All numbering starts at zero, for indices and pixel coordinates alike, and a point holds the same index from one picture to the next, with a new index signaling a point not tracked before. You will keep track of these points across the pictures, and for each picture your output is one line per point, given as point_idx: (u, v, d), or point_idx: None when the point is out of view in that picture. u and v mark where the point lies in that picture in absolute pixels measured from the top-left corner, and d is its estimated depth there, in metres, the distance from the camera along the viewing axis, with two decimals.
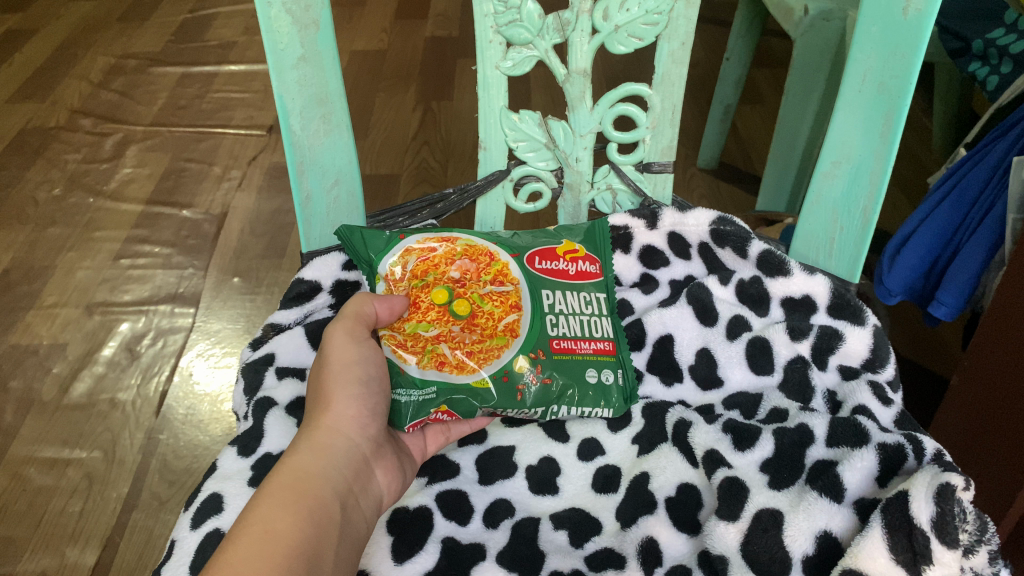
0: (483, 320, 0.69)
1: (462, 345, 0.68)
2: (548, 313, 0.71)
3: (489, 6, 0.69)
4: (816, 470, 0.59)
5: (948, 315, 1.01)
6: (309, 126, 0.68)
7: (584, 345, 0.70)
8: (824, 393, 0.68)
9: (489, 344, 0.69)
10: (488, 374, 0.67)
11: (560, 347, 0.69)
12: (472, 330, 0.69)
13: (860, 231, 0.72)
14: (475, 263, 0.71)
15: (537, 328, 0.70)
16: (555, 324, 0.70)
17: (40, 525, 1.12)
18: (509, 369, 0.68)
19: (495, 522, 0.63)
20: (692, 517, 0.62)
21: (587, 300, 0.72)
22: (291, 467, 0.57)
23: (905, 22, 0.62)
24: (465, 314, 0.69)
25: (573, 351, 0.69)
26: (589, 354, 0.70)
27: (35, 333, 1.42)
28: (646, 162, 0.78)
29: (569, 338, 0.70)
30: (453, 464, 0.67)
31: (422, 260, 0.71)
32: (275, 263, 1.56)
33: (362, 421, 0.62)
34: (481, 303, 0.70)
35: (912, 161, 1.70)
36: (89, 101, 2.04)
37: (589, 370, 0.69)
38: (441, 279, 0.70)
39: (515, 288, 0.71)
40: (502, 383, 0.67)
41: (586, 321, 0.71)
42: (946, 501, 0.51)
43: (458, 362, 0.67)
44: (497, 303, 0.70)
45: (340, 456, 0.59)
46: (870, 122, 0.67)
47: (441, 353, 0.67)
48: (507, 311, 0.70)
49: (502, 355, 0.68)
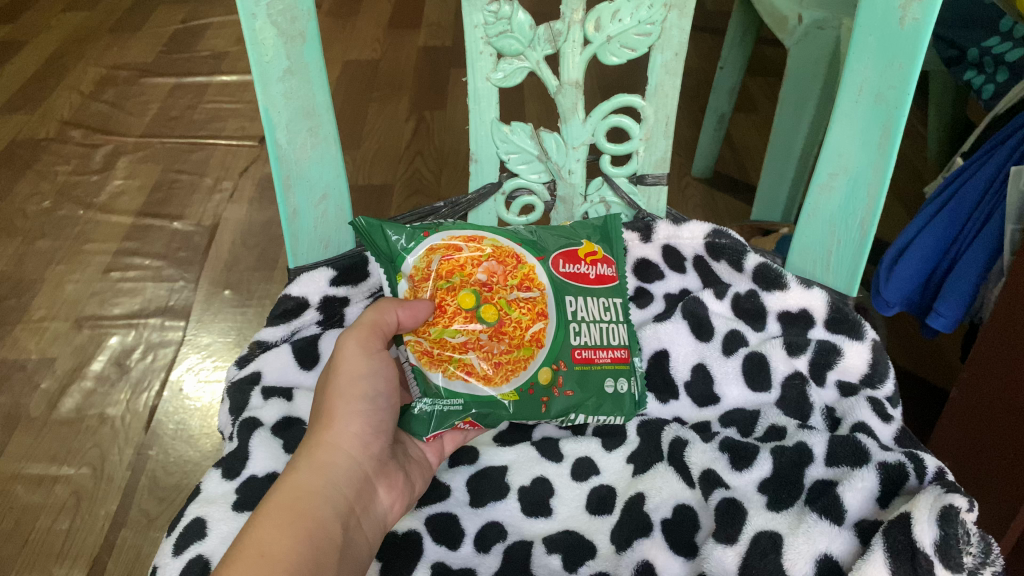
0: (511, 329, 0.68)
1: (490, 355, 0.67)
2: (571, 323, 0.69)
3: (480, 17, 0.68)
4: (816, 491, 0.58)
5: (946, 326, 0.99)
6: (296, 139, 0.67)
7: (602, 354, 0.69)
8: (822, 409, 0.67)
9: (517, 355, 0.67)
10: (513, 387, 0.66)
11: (581, 357, 0.68)
12: (500, 339, 0.67)
13: (858, 243, 0.71)
14: (503, 266, 0.69)
15: (559, 337, 0.68)
16: (577, 333, 0.69)
17: (27, 544, 1.10)
18: (535, 381, 0.67)
19: (487, 546, 0.61)
20: (689, 540, 0.60)
21: (603, 306, 0.71)
22: (289, 487, 0.55)
23: (902, 32, 0.61)
24: (493, 321, 0.67)
25: (592, 361, 0.69)
26: (607, 364, 0.69)
27: (23, 348, 1.40)
28: (640, 174, 0.76)
29: (589, 346, 0.69)
30: (443, 486, 0.65)
31: (447, 260, 0.68)
32: (266, 275, 1.55)
33: (366, 436, 0.60)
34: (508, 310, 0.68)
35: (908, 170, 1.69)
36: (79, 112, 2.02)
37: (607, 380, 0.68)
38: (467, 282, 0.68)
39: (541, 293, 0.69)
40: (527, 397, 0.67)
41: (605, 329, 0.70)
42: (949, 524, 0.49)
43: (486, 374, 0.66)
44: (524, 310, 0.68)
45: (340, 474, 0.57)
46: (867, 133, 0.66)
47: (469, 362, 0.66)
48: (533, 320, 0.68)
49: (529, 367, 0.67)
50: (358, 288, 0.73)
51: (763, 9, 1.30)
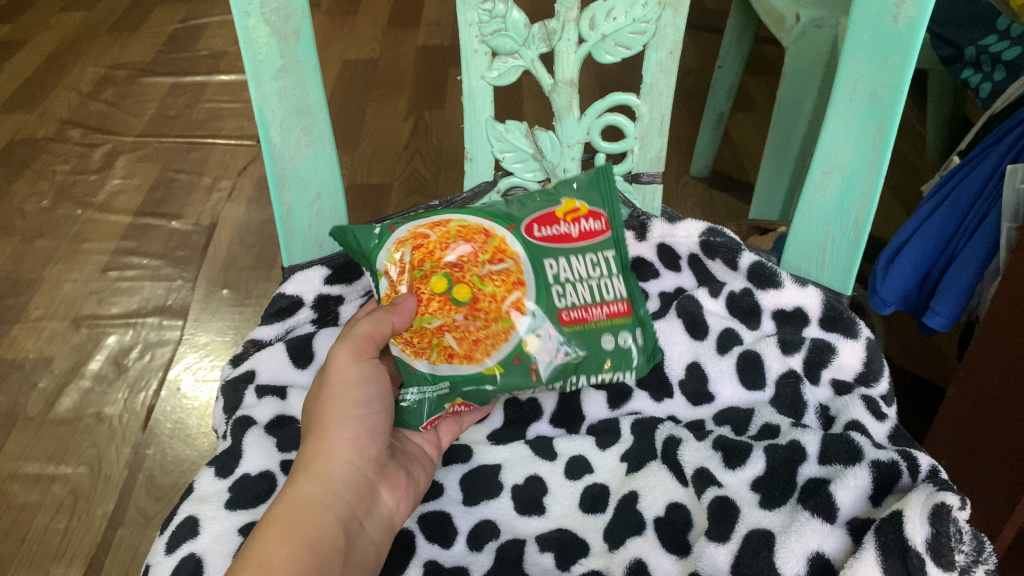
0: (486, 304, 0.66)
1: (468, 334, 0.66)
2: (553, 283, 0.68)
3: (474, 15, 0.68)
4: (807, 490, 0.58)
5: (942, 325, 0.99)
6: (290, 137, 0.67)
7: (596, 311, 0.68)
8: (817, 408, 0.67)
9: (496, 328, 0.66)
10: (496, 360, 0.66)
11: (570, 318, 0.67)
12: (476, 317, 0.66)
13: (852, 241, 0.71)
14: (472, 245, 0.67)
15: (544, 300, 0.67)
16: (561, 295, 0.68)
17: (24, 542, 1.10)
18: (519, 351, 0.66)
19: (479, 544, 0.61)
20: (681, 538, 0.60)
21: (596, 260, 0.69)
22: (292, 497, 0.55)
23: (896, 30, 0.61)
24: (466, 300, 0.66)
25: (585, 320, 0.68)
26: (603, 320, 0.68)
27: (22, 347, 1.40)
28: (635, 172, 0.76)
29: (577, 307, 0.68)
30: (437, 485, 0.65)
31: (417, 248, 0.67)
32: (264, 275, 1.55)
33: (362, 438, 0.60)
34: (481, 286, 0.66)
35: (906, 169, 1.69)
36: (78, 111, 2.03)
37: (605, 337, 0.68)
38: (438, 267, 0.66)
39: (514, 263, 0.67)
40: (514, 366, 0.66)
41: (595, 286, 0.68)
42: (941, 522, 0.50)
43: (467, 353, 0.65)
44: (499, 282, 0.67)
45: (340, 480, 0.57)
46: (862, 130, 0.66)
47: (449, 345, 0.65)
48: (508, 290, 0.67)
49: (510, 338, 0.66)
50: (353, 287, 0.73)
51: (761, 8, 1.30)
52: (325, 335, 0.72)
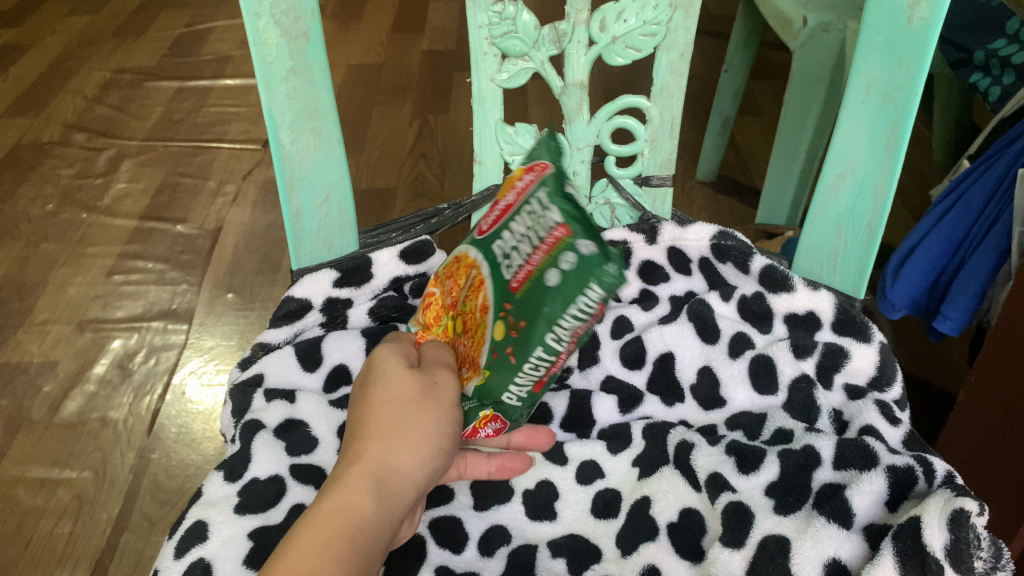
0: (472, 323, 0.59)
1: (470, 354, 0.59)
2: (501, 261, 0.56)
3: (485, 17, 0.68)
4: (823, 495, 0.57)
5: (953, 330, 0.99)
6: (299, 140, 0.67)
7: (536, 256, 0.53)
8: (830, 413, 0.67)
9: (478, 335, 0.58)
10: (484, 362, 0.57)
11: (516, 283, 0.54)
12: (470, 338, 0.59)
13: (865, 245, 0.70)
14: (454, 282, 0.63)
15: (497, 284, 0.56)
16: (507, 264, 0.56)
17: (29, 547, 1.10)
18: (495, 342, 0.56)
19: (491, 549, 0.61)
20: (695, 545, 0.59)
21: (534, 205, 0.55)
22: (341, 506, 0.48)
23: (910, 32, 0.60)
24: (461, 331, 0.62)
25: (529, 273, 0.53)
26: (542, 258, 0.53)
27: (26, 351, 1.40)
28: (645, 175, 0.75)
29: (519, 268, 0.54)
30: (505, 530, 0.62)
31: (430, 307, 0.65)
32: (269, 279, 1.55)
33: (431, 462, 0.54)
34: (466, 308, 0.60)
35: (913, 175, 1.69)
36: (83, 115, 2.03)
37: (550, 271, 0.52)
38: (443, 313, 0.64)
39: (478, 267, 0.59)
40: (496, 357, 0.56)
41: (532, 229, 0.54)
42: (961, 528, 0.49)
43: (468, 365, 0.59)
44: (472, 296, 0.59)
45: (400, 499, 0.51)
46: (875, 131, 0.65)
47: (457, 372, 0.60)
48: (478, 292, 0.58)
49: (488, 335, 0.57)
50: (362, 290, 0.73)
51: (767, 11, 1.29)
52: (334, 339, 0.71)
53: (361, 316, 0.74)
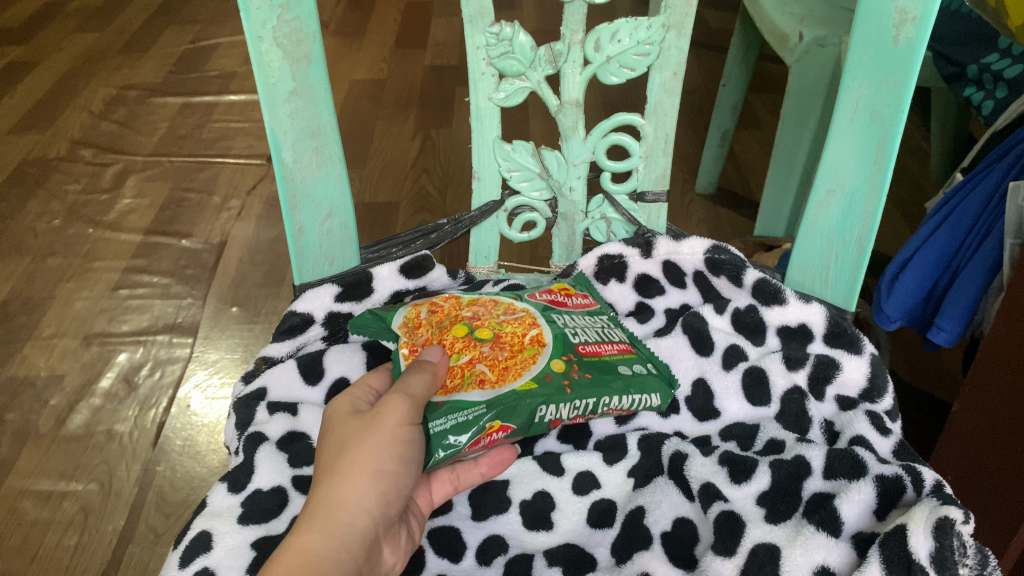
0: (509, 338, 0.69)
1: (496, 361, 0.68)
2: (568, 331, 0.71)
3: (482, 39, 0.70)
4: (812, 504, 0.59)
5: (948, 341, 1.00)
6: (301, 158, 0.68)
7: (607, 347, 0.71)
8: (821, 423, 0.68)
9: (520, 357, 0.68)
10: (529, 377, 0.67)
11: (587, 350, 0.70)
12: (502, 347, 0.69)
13: (855, 257, 0.71)
14: (485, 307, 0.72)
15: (558, 338, 0.70)
16: (575, 334, 0.71)
17: (35, 559, 1.11)
18: (549, 370, 0.67)
19: (488, 559, 0.62)
20: (689, 554, 0.61)
21: (599, 321, 0.73)
22: (299, 548, 0.48)
23: (896, 50, 0.62)
24: (489, 337, 0.69)
25: (599, 353, 0.70)
26: (615, 355, 0.70)
27: (33, 364, 1.42)
28: (639, 191, 0.77)
29: (592, 342, 0.70)
30: (502, 539, 0.63)
31: (434, 310, 0.72)
32: (273, 292, 1.56)
33: (385, 488, 0.53)
34: (501, 327, 0.70)
35: (911, 186, 1.70)
36: (90, 131, 2.05)
37: (622, 365, 0.69)
38: (457, 319, 0.71)
39: (527, 313, 0.72)
40: (546, 381, 0.66)
41: (602, 330, 0.72)
42: (944, 536, 0.50)
43: (498, 376, 0.66)
44: (516, 324, 0.70)
45: (354, 533, 0.51)
46: (864, 147, 0.67)
47: (477, 372, 0.67)
48: (527, 329, 0.70)
49: (536, 364, 0.68)
50: (362, 304, 0.75)
51: (762, 25, 1.31)
52: (335, 352, 0.73)
53: None
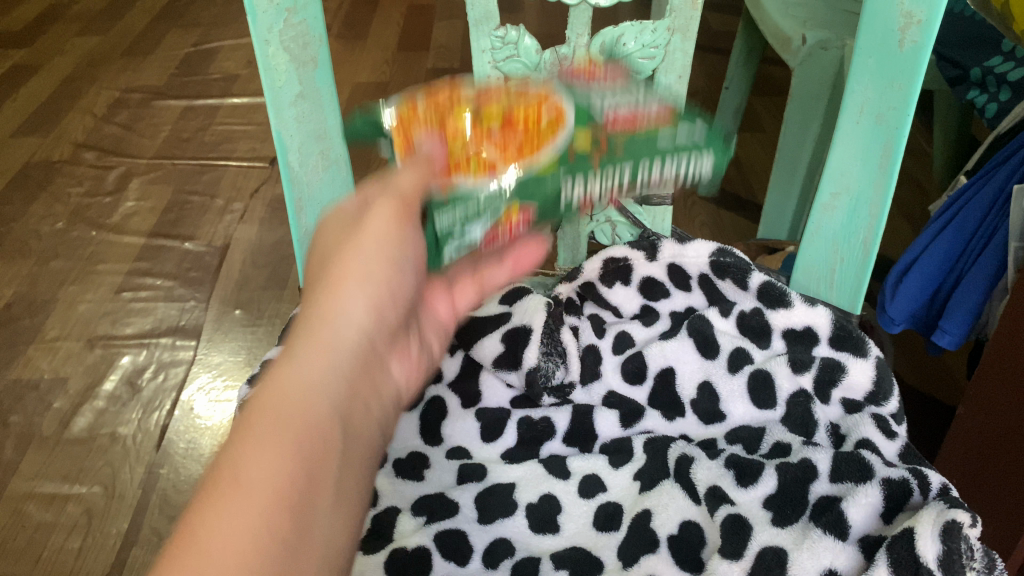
0: (522, 117, 0.58)
1: (507, 144, 0.57)
2: (592, 100, 0.59)
3: (487, 42, 0.70)
4: (819, 507, 0.59)
5: (953, 344, 1.00)
6: (307, 162, 0.68)
7: (644, 115, 0.58)
8: (827, 426, 0.68)
9: (536, 136, 0.57)
10: (550, 157, 0.55)
11: (616, 119, 0.57)
12: (513, 129, 0.57)
13: (861, 261, 0.72)
14: (498, 91, 0.61)
15: (577, 109, 0.58)
16: (602, 103, 0.59)
17: (39, 562, 1.11)
18: (574, 147, 0.56)
19: (495, 562, 0.62)
20: (695, 556, 0.61)
21: (632, 89, 0.61)
22: (282, 381, 0.48)
23: (901, 54, 0.62)
24: (499, 119, 0.59)
25: (635, 121, 0.57)
26: (653, 123, 0.57)
27: (36, 367, 1.42)
28: (645, 194, 0.78)
29: (624, 110, 0.58)
30: (508, 542, 0.63)
31: (435, 101, 0.61)
32: (276, 295, 1.57)
33: (376, 304, 0.54)
34: (513, 107, 0.59)
35: (914, 189, 1.70)
36: (92, 134, 2.05)
37: (662, 135, 0.57)
38: (463, 103, 0.61)
39: (546, 91, 0.61)
40: (569, 162, 0.55)
41: (637, 98, 0.59)
42: (953, 539, 0.50)
43: (508, 158, 0.56)
44: (532, 102, 0.59)
45: (344, 355, 0.52)
46: (868, 152, 0.67)
47: (483, 158, 0.56)
48: (544, 103, 0.59)
49: (556, 140, 0.56)
50: None
51: (765, 28, 1.31)
52: None
53: None
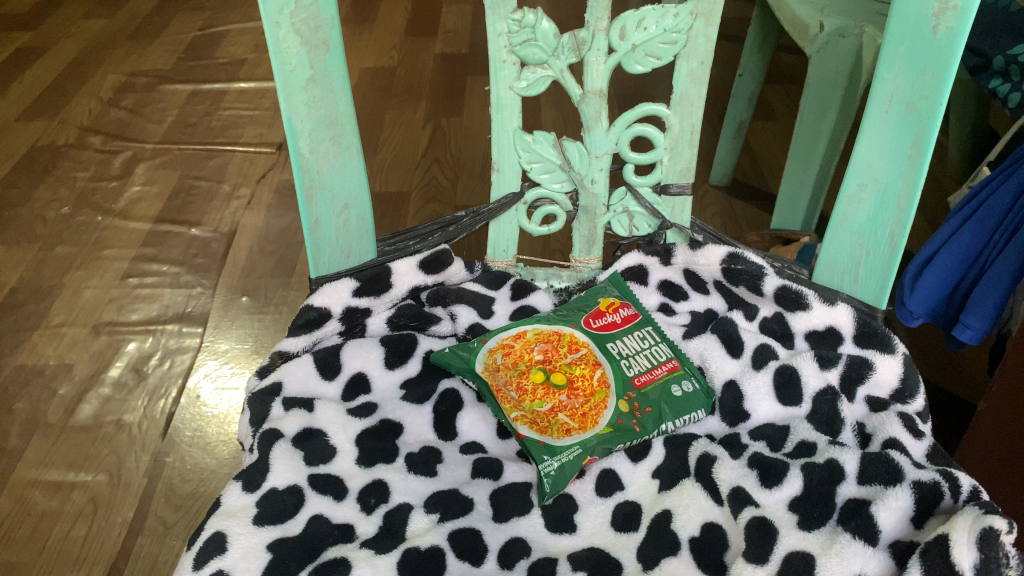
0: (581, 384, 0.70)
1: (575, 410, 0.69)
2: (622, 362, 0.71)
3: (504, 25, 0.67)
4: (847, 511, 0.57)
5: (973, 338, 0.97)
6: (318, 149, 0.66)
7: (658, 371, 0.71)
8: (853, 425, 0.66)
9: (594, 402, 0.69)
10: (606, 422, 0.68)
11: (642, 382, 0.70)
12: (576, 395, 0.69)
13: (887, 256, 0.69)
14: (551, 344, 0.72)
15: (617, 375, 0.71)
16: (629, 365, 0.71)
17: (44, 550, 1.10)
18: (620, 413, 0.69)
19: (511, 562, 0.60)
20: (718, 559, 0.59)
21: (644, 338, 0.73)
22: None
23: (935, 41, 0.60)
24: (563, 383, 0.70)
25: (653, 380, 0.70)
26: (665, 376, 0.70)
27: (42, 354, 1.40)
28: (664, 183, 0.75)
29: (645, 371, 0.71)
30: (524, 542, 0.62)
31: (508, 354, 0.72)
32: (283, 282, 1.55)
33: None
34: (571, 370, 0.71)
35: (930, 180, 1.67)
36: (98, 118, 2.03)
37: (672, 386, 0.70)
38: (532, 364, 0.71)
39: (588, 349, 0.72)
40: (618, 426, 0.68)
41: (648, 352, 0.72)
42: (990, 547, 0.49)
43: (581, 422, 0.68)
44: (582, 365, 0.71)
45: None
46: (898, 142, 0.64)
47: (564, 421, 0.68)
48: (593, 369, 0.71)
49: (605, 411, 0.69)
50: (381, 300, 0.73)
51: (782, 14, 1.28)
52: (353, 347, 0.72)
53: (379, 325, 0.74)
